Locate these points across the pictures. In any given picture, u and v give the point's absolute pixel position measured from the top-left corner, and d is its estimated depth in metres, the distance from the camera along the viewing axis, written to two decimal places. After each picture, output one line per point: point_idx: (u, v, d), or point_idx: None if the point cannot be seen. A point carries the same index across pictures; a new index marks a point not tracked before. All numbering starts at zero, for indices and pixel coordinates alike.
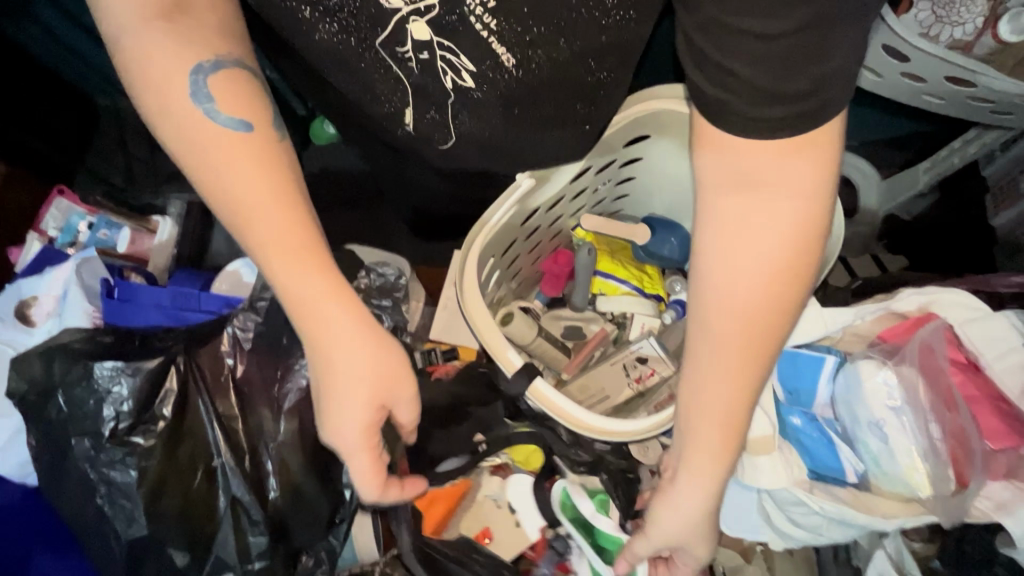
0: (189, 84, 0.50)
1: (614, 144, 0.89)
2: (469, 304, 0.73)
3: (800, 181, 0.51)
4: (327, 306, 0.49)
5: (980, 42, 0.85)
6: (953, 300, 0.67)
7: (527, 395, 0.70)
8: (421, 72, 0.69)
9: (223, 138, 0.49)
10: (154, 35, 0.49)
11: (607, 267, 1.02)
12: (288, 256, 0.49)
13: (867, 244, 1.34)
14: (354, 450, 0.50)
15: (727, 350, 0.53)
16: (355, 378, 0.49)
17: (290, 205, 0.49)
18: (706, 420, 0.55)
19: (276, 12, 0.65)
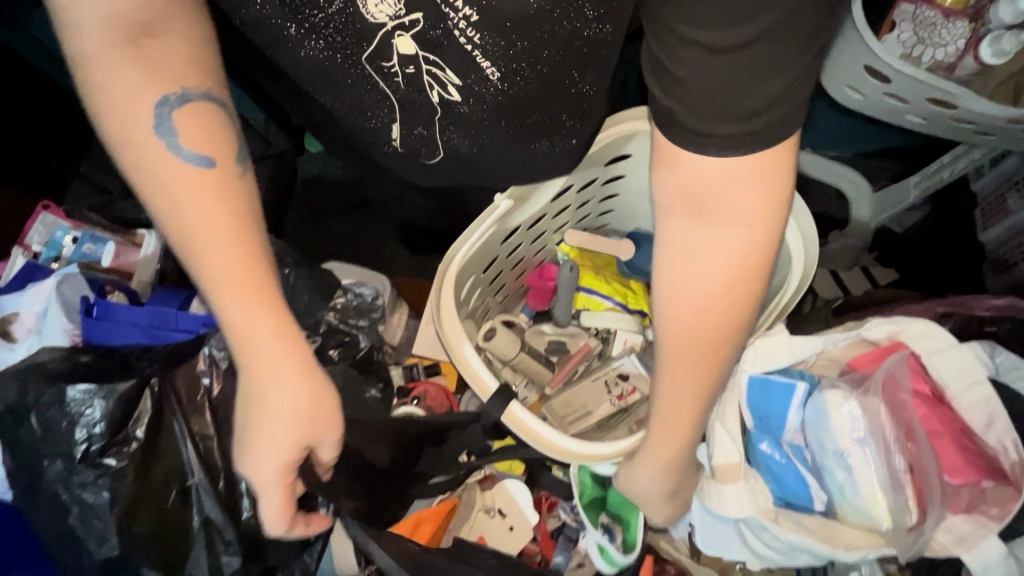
0: (154, 116, 0.52)
1: (596, 163, 0.89)
2: (446, 326, 0.74)
3: (747, 209, 0.52)
4: (268, 346, 0.53)
5: (962, 63, 0.86)
6: (921, 332, 0.69)
7: (502, 420, 0.70)
8: (406, 89, 0.70)
9: (185, 175, 0.52)
10: (114, 63, 0.50)
11: (591, 283, 1.02)
12: (237, 293, 0.52)
13: (857, 257, 1.34)
14: (270, 485, 0.56)
15: (673, 367, 0.57)
16: (282, 416, 0.54)
17: (244, 244, 0.52)
18: (661, 422, 0.60)
19: (261, 30, 0.65)
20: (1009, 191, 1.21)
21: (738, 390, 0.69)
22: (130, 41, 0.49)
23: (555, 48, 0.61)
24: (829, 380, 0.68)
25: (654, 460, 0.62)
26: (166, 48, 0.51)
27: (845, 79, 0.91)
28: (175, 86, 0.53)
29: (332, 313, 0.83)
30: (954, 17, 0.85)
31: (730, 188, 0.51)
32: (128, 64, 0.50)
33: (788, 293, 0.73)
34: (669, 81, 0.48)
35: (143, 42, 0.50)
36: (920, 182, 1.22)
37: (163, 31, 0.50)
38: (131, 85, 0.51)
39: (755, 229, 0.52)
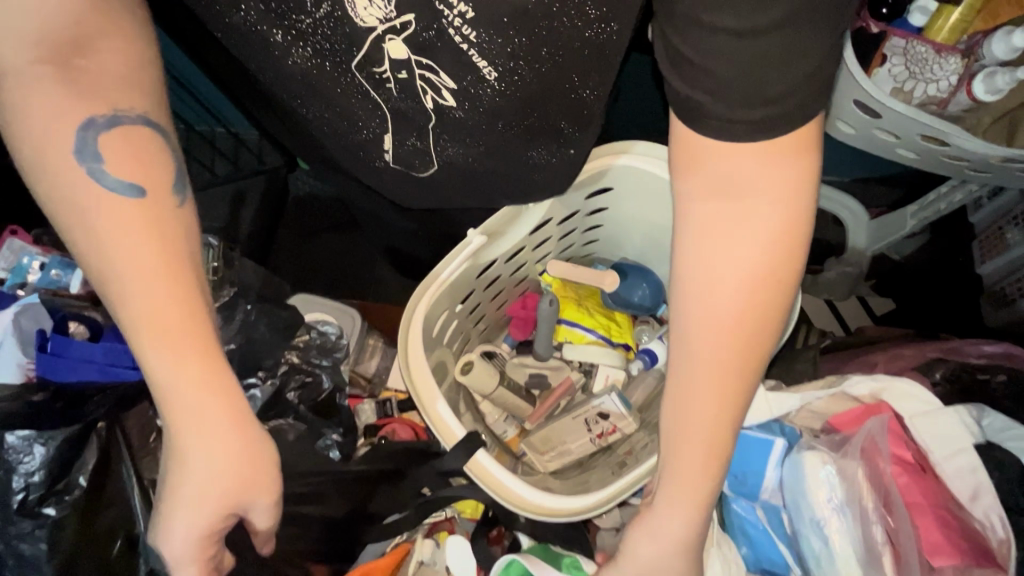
0: (76, 140, 0.50)
1: (577, 195, 0.86)
2: (412, 367, 0.72)
3: (779, 194, 0.49)
4: (198, 393, 0.51)
5: (955, 99, 0.83)
6: (904, 393, 0.64)
7: (465, 469, 0.69)
8: (401, 99, 0.67)
9: (114, 207, 0.50)
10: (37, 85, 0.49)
11: (573, 316, 0.98)
12: (163, 333, 0.50)
13: (856, 286, 1.30)
14: (186, 559, 0.53)
15: (703, 367, 0.51)
16: (206, 472, 0.52)
17: (176, 279, 0.50)
18: (682, 443, 0.52)
19: (250, 41, 0.64)
20: (1007, 225, 1.18)
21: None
22: (55, 57, 0.48)
23: (555, 48, 0.59)
24: (807, 440, 0.64)
25: (672, 496, 0.53)
26: (98, 63, 0.51)
27: (835, 112, 0.88)
28: (103, 107, 0.51)
29: (294, 352, 0.82)
30: (945, 54, 0.82)
31: (762, 167, 0.48)
32: (51, 86, 0.49)
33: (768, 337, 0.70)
34: (687, 70, 0.46)
35: (64, 63, 0.49)
36: (917, 211, 1.21)
37: (95, 50, 0.50)
38: (50, 119, 0.50)
39: (792, 212, 0.49)
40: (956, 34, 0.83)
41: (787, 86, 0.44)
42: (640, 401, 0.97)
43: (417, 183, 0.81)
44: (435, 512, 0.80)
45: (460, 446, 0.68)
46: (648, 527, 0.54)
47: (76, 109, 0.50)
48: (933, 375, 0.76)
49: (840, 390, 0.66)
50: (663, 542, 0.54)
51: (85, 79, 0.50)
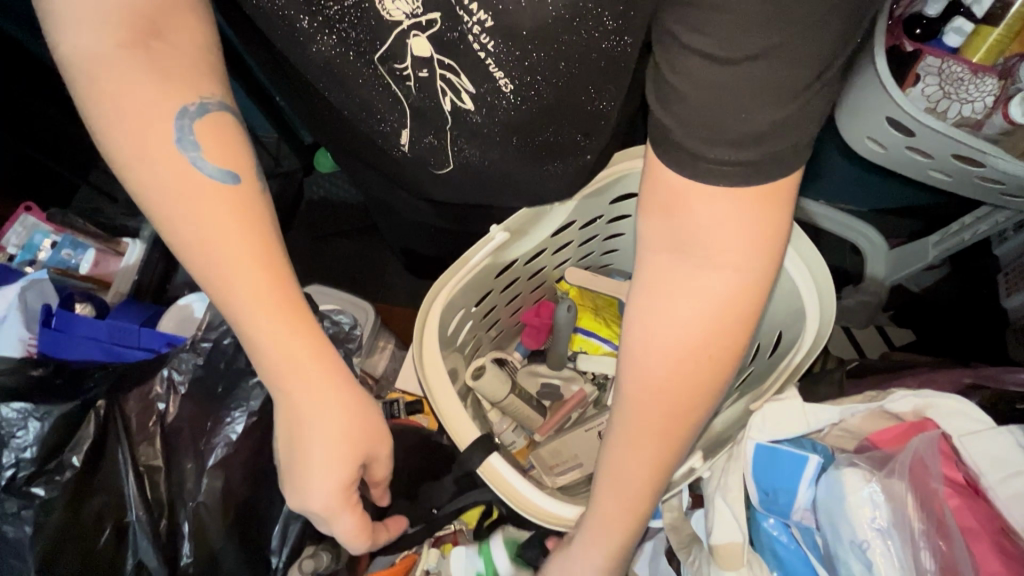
0: (175, 128, 0.50)
1: (599, 202, 0.84)
2: (426, 360, 0.70)
3: (734, 251, 0.47)
4: (312, 369, 0.51)
5: (990, 122, 0.81)
6: (952, 408, 0.57)
7: (478, 472, 0.65)
8: (417, 96, 0.65)
9: (214, 193, 0.49)
10: (122, 72, 0.48)
11: (590, 325, 0.96)
12: (274, 315, 0.49)
13: (873, 316, 1.29)
14: (333, 511, 0.52)
15: (636, 425, 0.51)
16: (332, 438, 0.51)
17: (271, 261, 0.50)
18: (608, 496, 0.54)
19: (272, 23, 0.61)
20: None
21: (744, 463, 0.59)
22: (138, 41, 0.48)
23: (573, 63, 0.56)
24: (846, 457, 0.58)
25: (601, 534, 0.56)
26: (180, 49, 0.51)
27: (865, 129, 0.87)
28: (192, 96, 0.51)
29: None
30: (982, 73, 0.82)
31: (723, 220, 0.46)
32: (136, 71, 0.48)
33: (802, 351, 0.67)
34: (665, 94, 0.45)
35: (151, 52, 0.48)
36: (939, 242, 1.20)
37: (169, 31, 0.50)
38: (142, 115, 0.49)
39: (746, 274, 0.47)
40: (993, 56, 0.82)
41: (769, 123, 0.42)
42: None
43: (435, 179, 0.79)
44: (445, 524, 0.78)
45: (469, 452, 0.64)
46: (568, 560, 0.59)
47: (170, 100, 0.50)
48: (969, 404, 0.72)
49: (876, 405, 0.61)
50: None
51: (169, 63, 0.50)
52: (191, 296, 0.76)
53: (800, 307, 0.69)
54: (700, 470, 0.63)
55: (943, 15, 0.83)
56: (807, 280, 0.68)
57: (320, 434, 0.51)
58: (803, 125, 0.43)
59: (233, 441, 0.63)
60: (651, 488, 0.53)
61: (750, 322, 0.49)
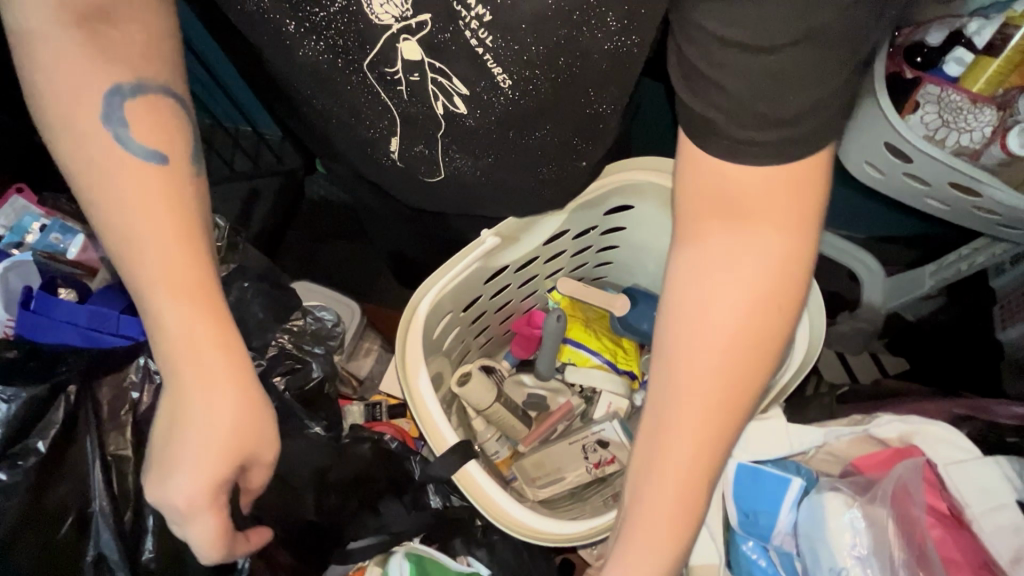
0: (104, 105, 0.51)
1: (593, 211, 0.83)
2: (408, 362, 0.69)
3: (785, 220, 0.48)
4: (210, 356, 0.51)
5: (988, 152, 0.81)
6: (939, 438, 0.56)
7: (455, 480, 0.64)
8: (409, 102, 0.64)
9: (137, 171, 0.51)
10: (63, 53, 0.50)
11: (579, 336, 0.95)
12: (182, 296, 0.50)
13: (867, 342, 1.28)
14: (198, 509, 0.50)
15: (691, 399, 0.49)
16: (211, 430, 0.50)
17: (189, 242, 0.51)
18: (653, 493, 0.49)
19: (261, 29, 0.62)
20: None
21: (724, 483, 0.58)
22: (81, 22, 0.49)
23: (573, 58, 0.56)
24: (829, 480, 0.57)
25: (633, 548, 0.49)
26: (125, 35, 0.52)
27: (863, 154, 0.87)
28: (128, 75, 0.52)
29: (286, 336, 0.80)
30: (981, 103, 0.81)
31: (769, 190, 0.48)
32: (88, 55, 0.50)
33: (790, 371, 0.65)
34: (697, 84, 0.49)
35: (99, 38, 0.50)
36: (936, 271, 1.21)
37: (119, 16, 0.51)
38: (75, 93, 0.51)
39: (799, 240, 0.48)
40: (992, 87, 0.81)
41: (801, 107, 0.45)
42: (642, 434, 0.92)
43: (426, 190, 0.78)
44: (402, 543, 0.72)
45: (446, 457, 0.63)
46: None
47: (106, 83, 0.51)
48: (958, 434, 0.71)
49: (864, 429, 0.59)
50: None
51: (111, 47, 0.51)
52: None
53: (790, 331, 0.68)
54: None
55: (942, 45, 0.84)
56: None
57: (200, 424, 0.50)
58: (831, 108, 0.46)
59: None
60: (704, 481, 0.49)
61: (797, 303, 0.49)
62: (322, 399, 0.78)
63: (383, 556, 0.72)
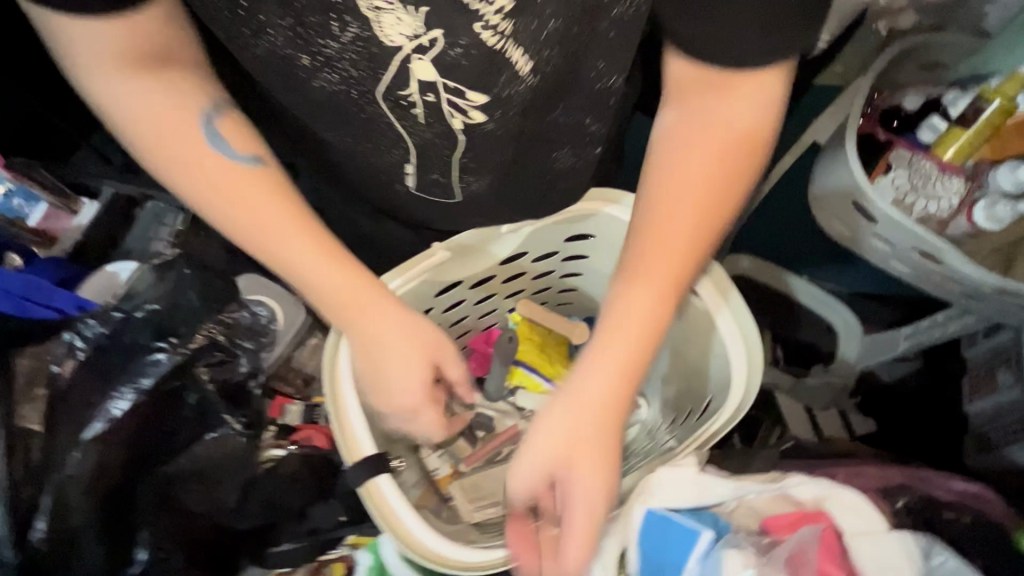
0: (203, 129, 0.57)
1: (555, 235, 0.81)
2: (330, 360, 0.66)
3: (749, 112, 0.57)
4: (365, 294, 0.60)
5: (955, 222, 0.81)
6: (850, 505, 0.56)
7: (358, 490, 0.61)
8: (430, 132, 0.62)
9: (248, 173, 0.58)
10: (130, 96, 0.54)
11: (535, 361, 0.94)
12: (315, 250, 0.59)
13: (835, 399, 1.26)
14: (421, 407, 0.62)
15: (657, 251, 0.59)
16: (405, 343, 0.60)
17: (299, 211, 0.59)
18: (618, 325, 0.58)
19: (272, 65, 0.58)
20: (999, 366, 1.12)
21: (630, 529, 0.56)
22: (145, 65, 0.53)
23: (584, 33, 0.55)
24: (737, 537, 0.55)
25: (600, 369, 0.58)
26: (180, 72, 0.56)
27: (833, 209, 0.88)
28: (206, 101, 0.58)
29: (217, 327, 0.71)
30: (949, 173, 0.82)
31: (747, 91, 0.56)
32: (150, 92, 0.55)
33: (720, 420, 0.65)
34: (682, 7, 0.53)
35: (157, 77, 0.55)
36: (911, 334, 1.20)
37: (175, 60, 0.56)
38: (168, 127, 0.56)
39: (760, 121, 0.57)
40: (963, 156, 0.81)
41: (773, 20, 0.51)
42: None
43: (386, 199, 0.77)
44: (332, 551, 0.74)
45: (355, 468, 0.61)
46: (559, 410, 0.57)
47: (191, 113, 0.57)
48: (896, 503, 0.69)
49: (781, 487, 0.59)
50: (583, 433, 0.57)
51: (176, 80, 0.56)
52: (117, 264, 0.77)
53: (727, 365, 0.69)
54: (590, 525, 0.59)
55: (921, 110, 0.85)
56: (734, 336, 0.69)
57: (388, 341, 0.60)
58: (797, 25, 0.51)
59: (112, 419, 0.61)
60: (659, 318, 0.59)
61: (752, 171, 0.59)
62: (245, 399, 0.71)
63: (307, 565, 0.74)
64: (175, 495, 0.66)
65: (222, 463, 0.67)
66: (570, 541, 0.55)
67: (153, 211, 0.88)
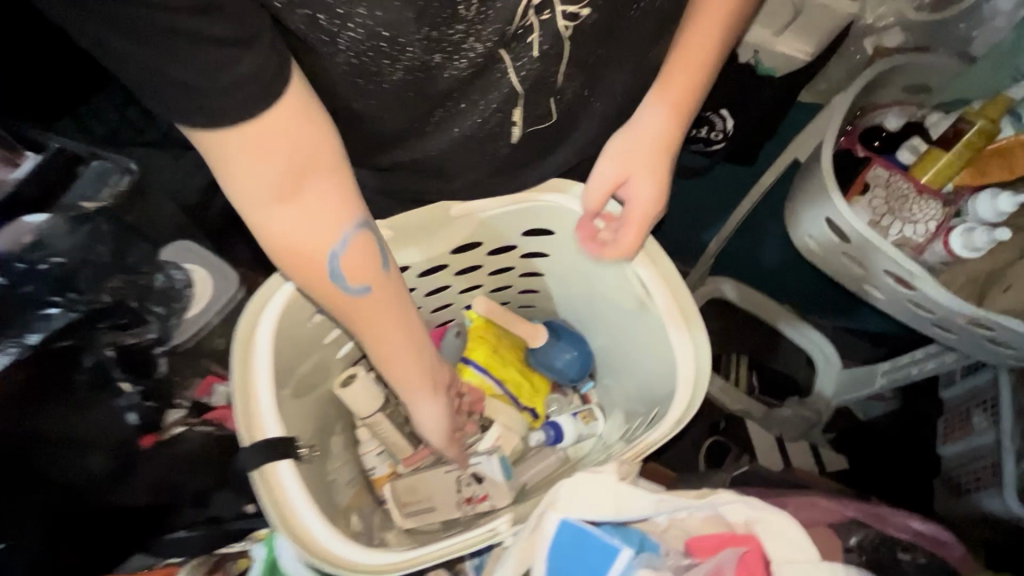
0: (328, 255, 0.51)
1: (509, 229, 0.76)
2: (242, 333, 0.61)
3: None
4: (432, 402, 0.65)
5: (931, 248, 0.78)
6: (782, 530, 0.49)
7: (252, 475, 0.56)
8: (542, 64, 0.57)
9: (365, 303, 0.54)
10: (262, 211, 0.47)
11: (486, 361, 0.88)
12: (406, 370, 0.60)
13: (808, 432, 1.20)
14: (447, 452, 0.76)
15: (707, 10, 0.64)
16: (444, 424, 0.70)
17: (408, 334, 0.58)
18: (674, 70, 0.66)
19: (409, 93, 0.55)
20: (975, 409, 1.05)
21: (539, 541, 0.51)
22: (283, 188, 0.46)
23: None
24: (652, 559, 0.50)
25: (653, 111, 0.68)
26: (322, 189, 0.48)
27: (807, 224, 0.83)
28: (341, 225, 0.51)
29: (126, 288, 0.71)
30: (927, 195, 0.78)
31: None
32: (285, 213, 0.48)
33: (659, 430, 0.61)
34: None
35: (298, 197, 0.47)
36: (887, 372, 1.10)
37: (309, 182, 0.47)
38: (297, 241, 0.50)
39: None
40: (941, 180, 0.78)
41: None
42: (527, 482, 0.87)
43: None
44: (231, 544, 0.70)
45: (255, 450, 0.56)
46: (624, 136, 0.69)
47: (322, 238, 0.50)
48: (848, 540, 0.64)
49: (710, 505, 0.52)
50: (640, 149, 0.68)
51: (308, 198, 0.48)
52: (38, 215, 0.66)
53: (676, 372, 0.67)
54: (502, 534, 0.55)
55: (902, 132, 0.82)
56: (686, 346, 0.67)
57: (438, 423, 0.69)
58: None
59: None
60: (711, 65, 0.66)
61: None
62: (145, 366, 0.71)
63: (202, 560, 0.68)
64: (32, 459, 0.54)
65: (104, 432, 0.60)
66: (628, 227, 0.69)
67: None
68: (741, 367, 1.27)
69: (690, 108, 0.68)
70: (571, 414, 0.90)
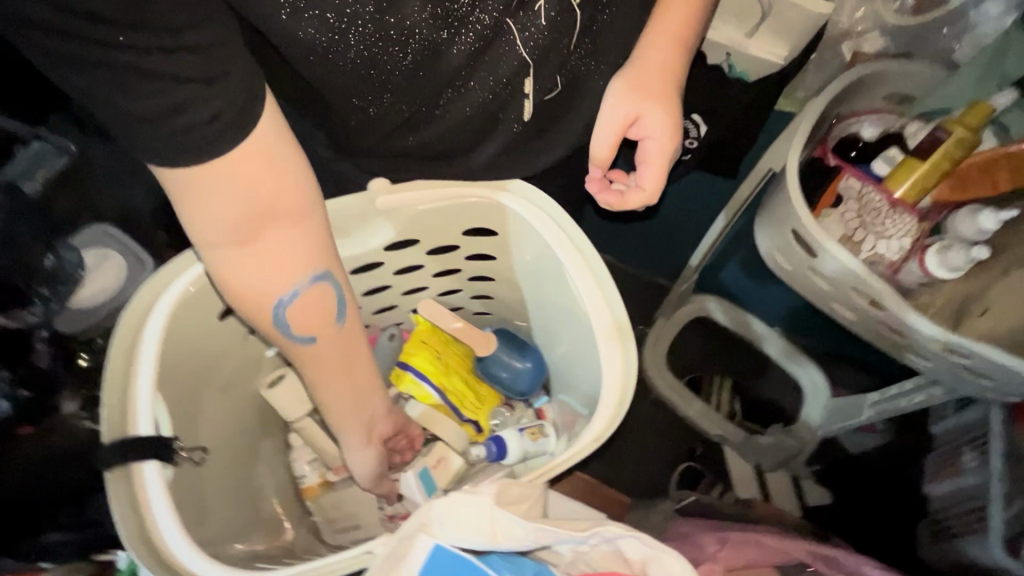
0: (275, 304, 0.49)
1: (448, 226, 0.72)
2: (129, 312, 0.58)
3: None
4: (360, 443, 0.64)
5: (906, 267, 0.72)
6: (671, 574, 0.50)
7: (107, 475, 0.53)
8: (549, 31, 0.54)
9: (308, 352, 0.52)
10: (216, 254, 0.45)
11: (425, 368, 0.83)
12: (342, 412, 0.58)
13: (787, 463, 1.11)
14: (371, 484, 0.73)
15: None
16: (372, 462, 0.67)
17: (348, 381, 0.55)
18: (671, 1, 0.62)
19: (427, 77, 0.53)
20: (966, 448, 0.92)
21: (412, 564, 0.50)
22: (239, 235, 0.44)
23: None
24: None
25: (654, 41, 0.62)
26: (283, 238, 0.46)
27: (775, 237, 0.77)
28: (297, 275, 0.48)
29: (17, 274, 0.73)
30: (901, 209, 0.72)
31: None
32: (239, 257, 0.46)
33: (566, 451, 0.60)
34: None
35: (253, 241, 0.45)
36: (877, 402, 0.99)
37: (268, 231, 0.45)
38: (249, 287, 0.47)
39: None
40: (916, 194, 0.71)
41: None
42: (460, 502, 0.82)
43: None
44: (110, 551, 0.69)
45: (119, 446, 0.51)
46: (633, 66, 0.61)
47: (274, 286, 0.48)
48: None
49: (608, 541, 0.52)
50: (650, 77, 0.61)
51: (265, 245, 0.46)
52: None
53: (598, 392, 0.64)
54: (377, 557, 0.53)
55: (881, 142, 0.77)
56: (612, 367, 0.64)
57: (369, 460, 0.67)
58: None
59: None
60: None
61: None
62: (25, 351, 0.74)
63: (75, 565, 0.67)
64: None
65: None
66: (647, 168, 0.63)
67: (34, 153, 0.80)
68: (723, 391, 1.19)
69: (693, 38, 0.63)
70: (518, 429, 0.83)
